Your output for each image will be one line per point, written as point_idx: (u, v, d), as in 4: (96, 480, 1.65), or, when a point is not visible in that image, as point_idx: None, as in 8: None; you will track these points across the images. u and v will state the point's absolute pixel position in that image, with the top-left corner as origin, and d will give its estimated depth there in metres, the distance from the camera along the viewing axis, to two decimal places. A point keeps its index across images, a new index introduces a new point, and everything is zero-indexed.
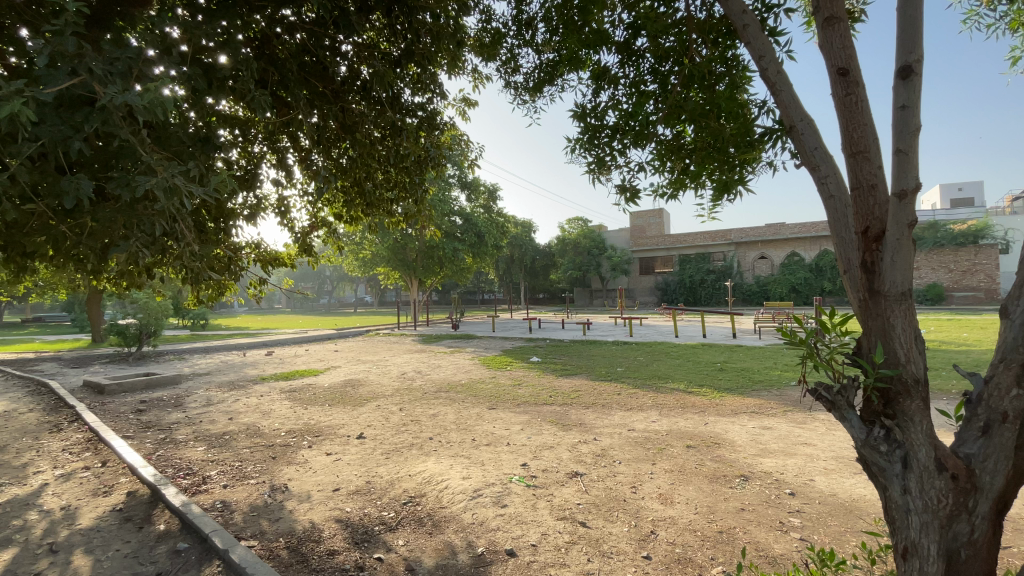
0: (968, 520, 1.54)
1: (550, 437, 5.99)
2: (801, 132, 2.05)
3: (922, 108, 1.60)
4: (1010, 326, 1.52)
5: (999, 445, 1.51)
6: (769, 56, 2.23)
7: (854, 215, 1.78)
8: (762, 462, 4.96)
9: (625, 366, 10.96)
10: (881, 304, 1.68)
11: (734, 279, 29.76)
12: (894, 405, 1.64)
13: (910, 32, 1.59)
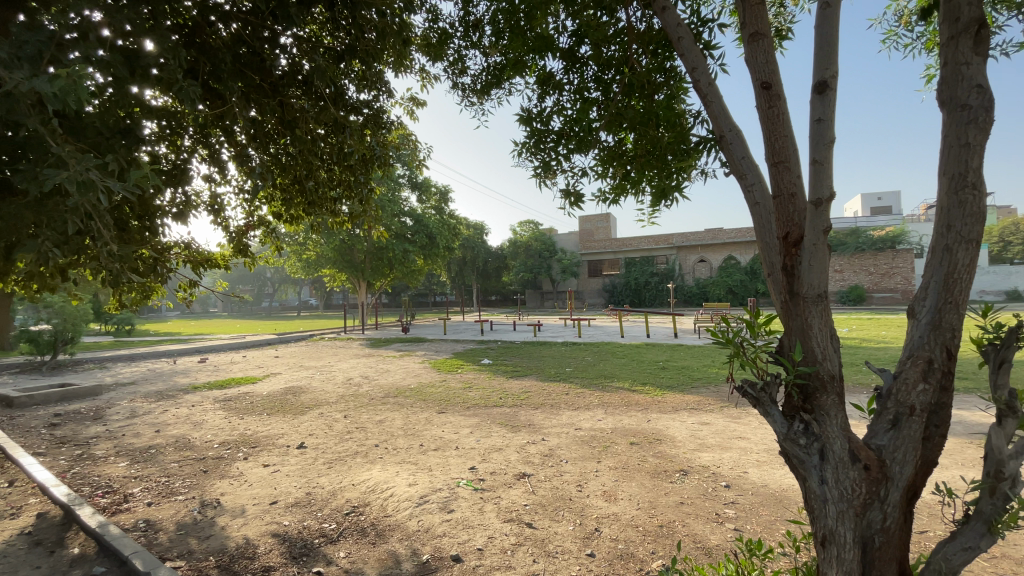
0: (880, 508, 1.64)
1: (499, 439, 5.99)
2: (731, 142, 2.16)
3: (835, 122, 1.71)
4: (917, 325, 1.67)
5: (906, 436, 1.62)
6: (702, 69, 2.35)
7: (776, 221, 1.89)
8: (700, 457, 5.18)
9: (574, 367, 11.15)
10: (801, 305, 1.78)
11: (677, 281, 31.05)
12: (812, 401, 1.74)
13: (825, 51, 1.69)
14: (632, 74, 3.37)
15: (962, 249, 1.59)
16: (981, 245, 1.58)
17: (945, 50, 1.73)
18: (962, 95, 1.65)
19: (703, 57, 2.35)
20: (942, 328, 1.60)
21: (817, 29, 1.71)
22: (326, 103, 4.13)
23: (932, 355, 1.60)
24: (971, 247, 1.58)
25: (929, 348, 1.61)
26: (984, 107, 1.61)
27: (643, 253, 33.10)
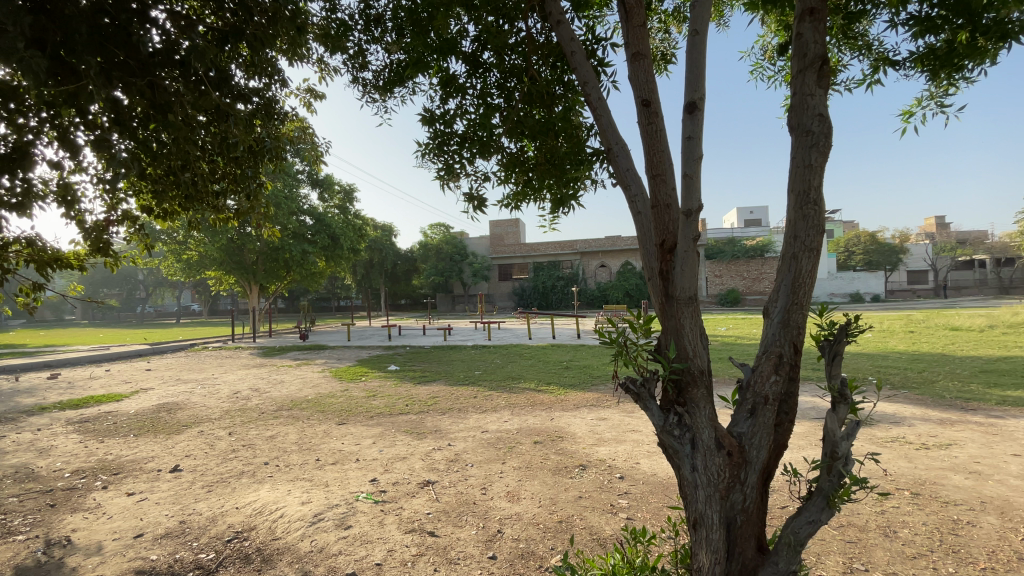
0: (741, 490, 1.82)
1: (403, 447, 5.81)
2: (617, 154, 2.30)
3: (703, 140, 1.88)
4: (770, 325, 1.88)
5: (762, 423, 1.82)
6: (593, 84, 2.48)
7: (655, 230, 2.04)
8: (598, 451, 5.43)
9: (483, 370, 11.19)
10: (675, 307, 1.94)
11: (581, 285, 32.52)
12: (685, 394, 1.89)
13: (695, 74, 1.85)
14: (531, 82, 3.44)
15: (806, 257, 1.82)
16: (820, 253, 1.82)
17: (795, 82, 1.97)
18: (807, 123, 1.90)
19: (594, 73, 2.48)
20: (790, 326, 1.82)
21: (689, 54, 1.86)
22: (205, 86, 3.64)
23: (782, 350, 1.82)
24: (813, 255, 1.82)
25: (780, 344, 1.82)
26: (822, 134, 1.87)
27: (550, 257, 34.21)
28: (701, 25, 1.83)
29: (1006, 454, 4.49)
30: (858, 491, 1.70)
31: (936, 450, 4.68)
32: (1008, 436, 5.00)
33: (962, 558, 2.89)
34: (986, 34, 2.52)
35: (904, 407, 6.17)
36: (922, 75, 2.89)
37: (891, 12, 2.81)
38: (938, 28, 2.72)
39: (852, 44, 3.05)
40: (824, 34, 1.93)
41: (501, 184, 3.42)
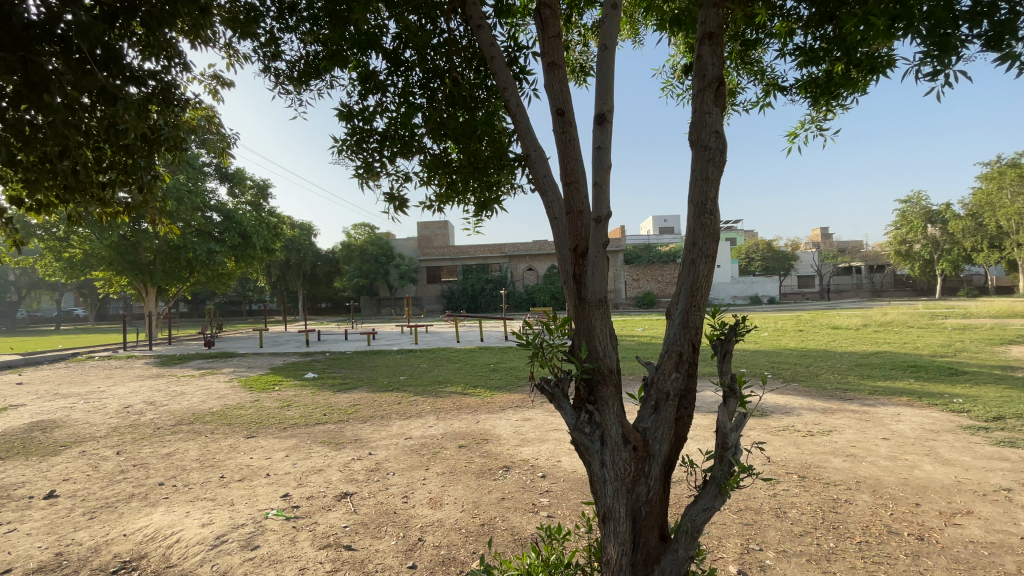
0: (645, 482, 1.92)
1: (320, 459, 5.52)
2: (534, 160, 2.35)
3: (612, 150, 1.96)
4: (672, 325, 2.00)
5: (664, 418, 1.93)
6: (512, 90, 2.51)
7: (569, 234, 2.10)
8: (522, 451, 5.50)
9: (408, 374, 10.93)
10: (587, 309, 2.01)
11: (509, 287, 32.86)
12: (595, 393, 1.97)
13: (604, 87, 1.93)
14: (452, 84, 3.41)
15: (703, 262, 1.97)
16: (715, 259, 1.97)
17: (695, 99, 2.12)
18: (705, 138, 2.05)
19: (513, 79, 2.52)
20: (689, 326, 1.95)
21: (599, 67, 1.94)
22: (89, 65, 3.17)
23: (682, 349, 1.94)
24: (709, 260, 1.97)
25: (680, 343, 1.94)
26: (718, 149, 2.03)
27: (479, 260, 34.23)
28: (610, 40, 1.92)
29: (874, 438, 5.13)
30: (746, 478, 1.85)
31: (819, 436, 5.24)
32: (876, 421, 5.72)
33: (838, 532, 3.25)
34: (856, 68, 2.87)
35: (794, 399, 6.85)
36: (806, 101, 3.23)
37: (780, 43, 3.12)
38: (818, 60, 3.06)
39: (748, 68, 3.34)
40: (721, 57, 2.10)
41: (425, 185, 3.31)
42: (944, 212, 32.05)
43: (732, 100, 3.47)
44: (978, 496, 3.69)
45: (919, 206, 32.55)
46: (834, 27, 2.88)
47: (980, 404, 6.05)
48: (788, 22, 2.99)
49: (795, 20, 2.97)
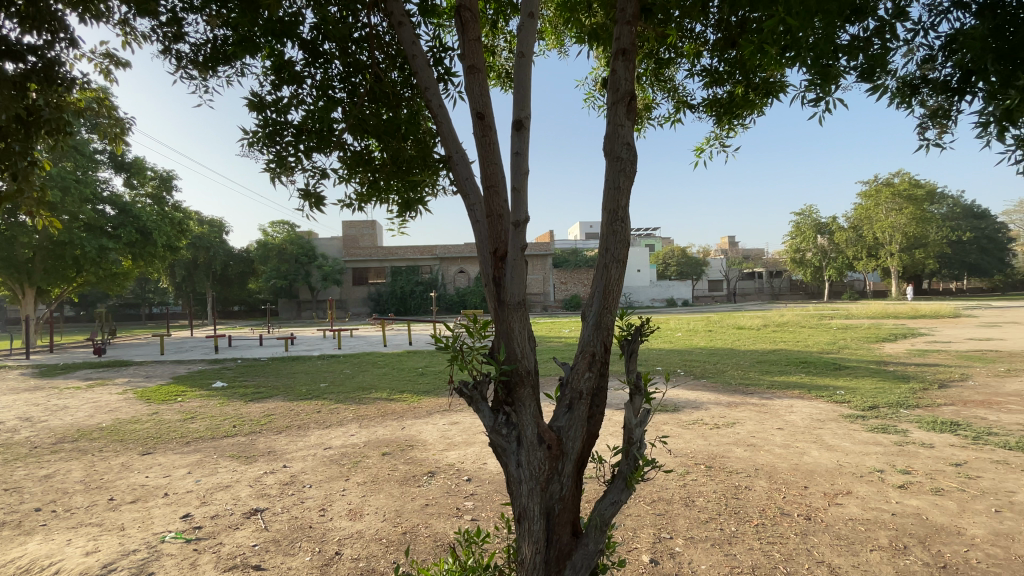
0: (559, 480, 1.96)
1: (228, 474, 5.11)
2: (456, 162, 2.34)
3: (530, 156, 2.00)
4: (587, 327, 2.07)
5: (577, 416, 1.99)
6: (433, 90, 2.49)
7: (489, 238, 2.11)
8: (448, 456, 5.44)
9: (330, 381, 10.43)
10: (506, 311, 2.03)
11: (439, 290, 32.45)
12: (513, 394, 1.99)
13: (521, 94, 1.97)
14: (373, 79, 3.28)
15: (615, 267, 2.05)
16: (626, 263, 2.06)
17: (609, 112, 2.21)
18: (618, 149, 2.15)
19: (434, 80, 2.49)
20: (602, 328, 2.03)
21: (516, 74, 1.97)
22: None
23: (595, 349, 2.02)
24: (621, 265, 2.06)
25: (593, 344, 2.02)
26: (629, 160, 2.14)
27: (407, 262, 33.50)
28: (526, 48, 1.96)
29: (771, 428, 5.63)
30: (649, 471, 1.95)
31: (725, 428, 5.67)
32: (773, 413, 6.28)
33: (739, 517, 3.53)
34: (753, 91, 3.15)
35: (704, 394, 7.36)
36: (711, 118, 3.49)
37: (689, 63, 3.35)
38: (722, 82, 3.32)
39: (662, 85, 3.55)
40: (632, 73, 2.21)
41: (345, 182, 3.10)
42: (831, 224, 36.02)
43: (647, 114, 3.68)
44: (854, 477, 4.17)
45: (811, 218, 36.33)
46: (734, 52, 3.14)
47: (857, 395, 6.85)
48: (695, 44, 3.22)
49: (700, 44, 3.20)
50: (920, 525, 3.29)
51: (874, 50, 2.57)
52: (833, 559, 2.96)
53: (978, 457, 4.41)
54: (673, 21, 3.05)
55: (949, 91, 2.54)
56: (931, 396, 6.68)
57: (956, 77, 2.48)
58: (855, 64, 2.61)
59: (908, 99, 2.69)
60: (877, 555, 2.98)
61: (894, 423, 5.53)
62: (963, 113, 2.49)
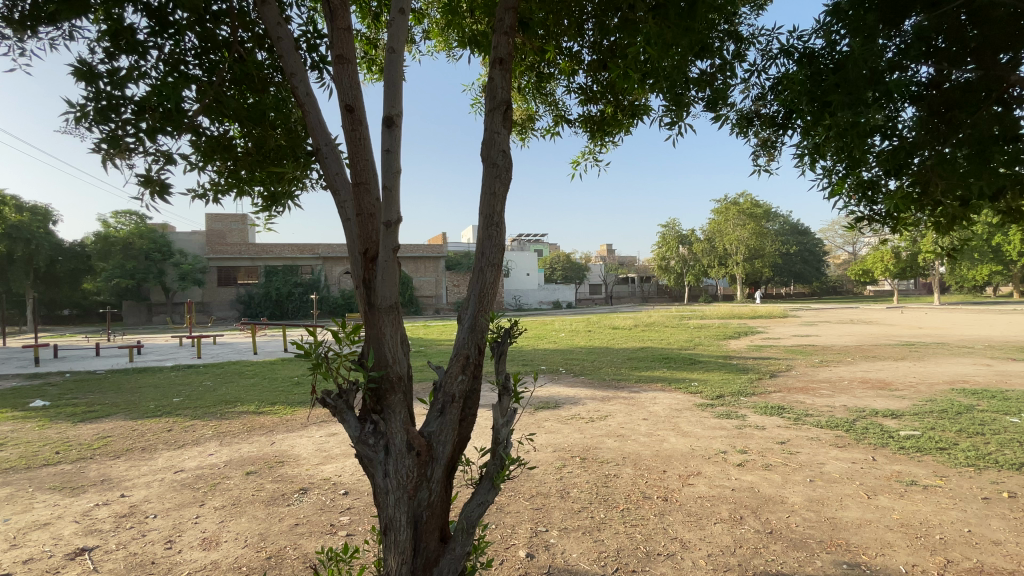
0: (428, 486, 1.93)
1: (42, 511, 4.24)
2: (327, 156, 2.19)
3: (400, 154, 1.96)
4: (462, 329, 2.06)
5: (449, 420, 1.98)
6: (301, 76, 2.29)
7: (358, 238, 2.00)
8: (324, 470, 5.09)
9: (186, 395, 9.19)
10: (376, 315, 1.94)
11: (320, 292, 30.40)
12: (382, 402, 1.93)
13: (392, 89, 1.93)
14: (234, 58, 2.90)
15: (489, 270, 2.08)
16: (501, 267, 2.09)
17: (486, 118, 2.22)
18: (493, 156, 2.17)
19: (301, 65, 2.29)
20: (476, 330, 2.04)
21: (387, 69, 1.92)
22: None
23: (469, 352, 2.02)
24: (495, 268, 2.09)
25: (467, 347, 2.02)
26: (505, 167, 2.17)
27: (284, 262, 30.92)
28: (397, 44, 1.91)
29: (638, 419, 6.16)
30: (515, 469, 2.01)
31: (599, 421, 6.07)
32: (640, 405, 6.89)
33: (608, 504, 3.79)
34: (622, 112, 3.42)
35: (582, 390, 7.83)
36: (586, 134, 3.72)
37: (566, 80, 3.52)
38: (595, 100, 3.55)
39: (543, 98, 3.69)
40: (509, 82, 2.24)
41: (201, 170, 2.69)
42: (691, 236, 40.66)
43: (530, 124, 3.81)
44: (704, 458, 4.72)
45: (674, 230, 40.68)
46: (605, 74, 3.37)
47: (708, 386, 7.79)
48: (571, 62, 3.38)
49: (576, 62, 3.38)
50: (753, 497, 3.82)
51: (718, 85, 2.95)
52: (685, 534, 3.31)
53: (797, 435, 5.25)
54: (551, 38, 3.18)
55: (775, 125, 3.02)
56: (764, 385, 7.83)
57: (781, 114, 2.95)
58: (703, 95, 2.98)
59: (745, 129, 3.14)
60: (719, 527, 3.39)
61: (736, 410, 6.38)
62: (786, 145, 2.98)
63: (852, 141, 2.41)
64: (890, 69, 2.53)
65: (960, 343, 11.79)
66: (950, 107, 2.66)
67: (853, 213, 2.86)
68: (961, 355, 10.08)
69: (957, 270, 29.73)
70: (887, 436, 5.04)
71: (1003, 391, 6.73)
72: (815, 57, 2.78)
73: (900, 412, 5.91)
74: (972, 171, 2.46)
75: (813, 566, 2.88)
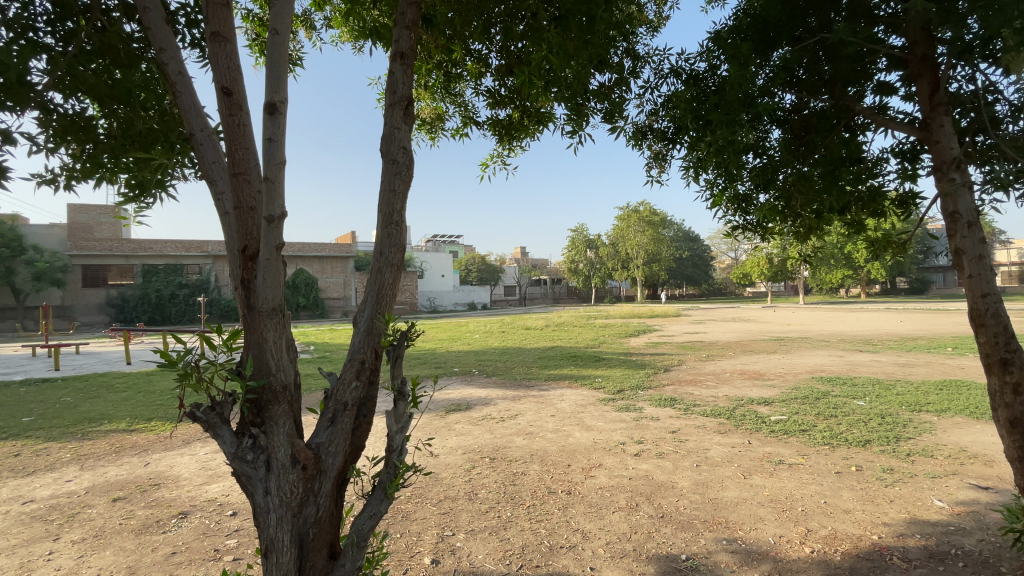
0: (314, 501, 1.82)
1: None
2: (201, 142, 1.97)
3: (286, 144, 1.87)
4: (357, 333, 1.96)
5: (339, 429, 1.88)
6: (171, 51, 1.99)
7: (236, 233, 1.85)
8: (209, 490, 4.59)
9: (36, 414, 7.84)
10: (257, 318, 1.79)
11: (210, 294, 27.58)
12: (264, 413, 1.79)
13: (276, 75, 1.83)
14: (94, 26, 2.45)
15: (388, 271, 1.97)
16: (401, 268, 2.00)
17: (386, 113, 2.08)
18: (393, 152, 2.03)
19: (173, 38, 2.00)
20: (373, 333, 1.94)
21: (270, 52, 1.84)
22: None
23: (364, 356, 1.92)
24: (395, 270, 1.99)
25: (363, 351, 1.92)
26: (406, 164, 2.04)
27: (167, 260, 27.68)
28: (280, 26, 1.84)
29: (547, 416, 6.32)
30: (409, 477, 1.96)
31: (509, 421, 6.14)
32: (548, 402, 7.09)
33: (515, 502, 3.83)
34: (528, 118, 3.49)
35: (493, 391, 7.87)
36: (494, 137, 3.73)
37: (474, 82, 3.49)
38: (503, 104, 3.57)
39: (451, 99, 3.63)
40: (411, 77, 2.12)
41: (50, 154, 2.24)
42: (598, 240, 42.80)
43: (439, 124, 3.75)
44: (605, 450, 4.96)
45: (583, 234, 42.57)
46: (512, 80, 3.38)
47: (611, 381, 8.23)
48: (479, 64, 3.33)
49: (483, 64, 3.34)
50: (648, 484, 4.08)
51: (615, 98, 3.11)
52: (586, 525, 3.44)
53: (686, 424, 5.71)
54: (457, 38, 3.15)
55: (666, 139, 3.24)
56: (659, 378, 8.44)
57: (671, 129, 3.17)
58: (602, 107, 3.12)
59: (640, 142, 3.34)
60: (617, 515, 3.58)
61: (635, 403, 6.79)
62: (675, 158, 3.20)
63: (729, 157, 2.65)
64: (762, 94, 2.80)
65: (818, 337, 13.62)
66: (809, 132, 3.00)
67: (731, 222, 3.16)
68: (818, 347, 11.64)
69: (816, 274, 34.34)
70: (761, 421, 5.65)
71: (849, 378, 7.85)
72: (699, 78, 3.03)
73: (771, 399, 6.66)
74: (825, 188, 2.85)
75: (698, 544, 3.13)
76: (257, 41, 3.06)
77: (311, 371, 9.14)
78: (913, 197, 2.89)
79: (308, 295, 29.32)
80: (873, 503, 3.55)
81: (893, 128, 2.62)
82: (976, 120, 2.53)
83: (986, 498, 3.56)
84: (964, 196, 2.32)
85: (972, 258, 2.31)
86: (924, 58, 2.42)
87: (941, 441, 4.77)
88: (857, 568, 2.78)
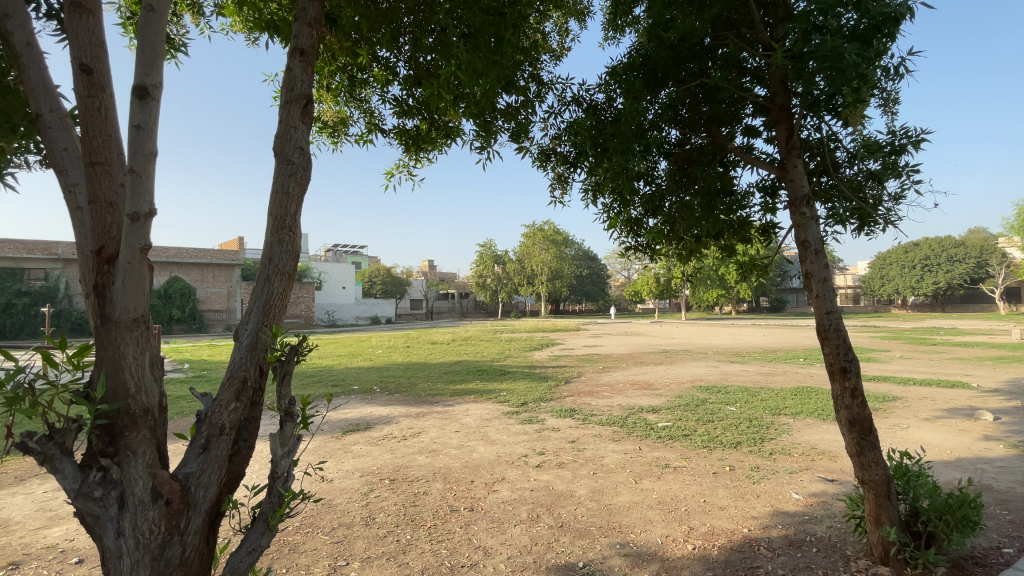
0: (179, 541, 1.59)
1: None
2: (49, 125, 1.68)
3: (156, 134, 1.67)
4: (239, 347, 1.78)
5: (213, 457, 1.69)
6: (19, 19, 1.69)
7: (90, 232, 1.63)
8: (49, 534, 3.47)
9: None
10: (112, 330, 1.57)
11: (57, 304, 23.18)
12: (118, 441, 1.57)
13: (148, 55, 1.64)
14: None
15: (278, 279, 1.81)
16: (293, 276, 1.85)
17: (281, 110, 1.92)
18: (288, 152, 1.88)
19: (20, 4, 1.70)
20: (257, 348, 1.77)
21: (141, 29, 1.65)
22: None
23: (246, 375, 1.75)
24: (285, 278, 1.84)
25: (245, 368, 1.75)
26: (302, 166, 1.89)
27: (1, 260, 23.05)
28: (157, 2, 1.65)
29: (450, 432, 6.21)
30: (295, 505, 1.81)
31: (411, 439, 5.94)
32: (452, 417, 6.98)
33: (414, 524, 3.68)
34: (436, 130, 3.45)
35: (395, 408, 7.57)
36: (400, 147, 3.64)
37: (381, 89, 3.38)
38: (410, 114, 3.51)
39: (357, 104, 3.48)
40: (311, 76, 1.98)
41: None
42: (506, 257, 43.54)
43: (342, 128, 3.56)
44: (508, 464, 4.98)
45: (490, 250, 42.97)
46: (421, 91, 3.34)
47: (515, 395, 8.32)
48: (386, 72, 3.24)
49: (391, 73, 3.25)
50: (548, 495, 4.16)
51: (521, 119, 3.20)
52: (488, 541, 3.41)
53: (584, 433, 5.95)
54: (363, 43, 3.04)
55: (567, 163, 3.39)
56: (560, 391, 8.72)
57: (572, 154, 3.32)
58: (509, 126, 3.18)
59: (545, 164, 3.48)
60: (518, 529, 3.59)
61: (537, 415, 6.93)
62: (576, 181, 3.37)
63: (621, 183, 2.84)
64: (652, 127, 3.02)
65: (698, 349, 14.99)
66: (690, 164, 3.29)
67: (625, 243, 3.38)
68: (699, 359, 12.82)
69: (699, 293, 37.91)
70: (650, 428, 6.07)
71: (723, 386, 8.72)
72: (598, 108, 3.23)
73: (659, 408, 7.16)
74: (703, 216, 3.19)
75: (594, 551, 3.25)
76: (131, 19, 2.73)
77: (185, 393, 8.09)
78: (773, 227, 3.33)
79: (184, 307, 26.10)
80: (743, 499, 3.95)
81: (757, 165, 2.98)
82: (821, 163, 2.99)
83: (832, 489, 4.12)
84: (812, 227, 2.71)
85: (818, 280, 2.68)
86: (782, 108, 2.80)
87: (796, 440, 5.47)
88: (732, 560, 3.05)
